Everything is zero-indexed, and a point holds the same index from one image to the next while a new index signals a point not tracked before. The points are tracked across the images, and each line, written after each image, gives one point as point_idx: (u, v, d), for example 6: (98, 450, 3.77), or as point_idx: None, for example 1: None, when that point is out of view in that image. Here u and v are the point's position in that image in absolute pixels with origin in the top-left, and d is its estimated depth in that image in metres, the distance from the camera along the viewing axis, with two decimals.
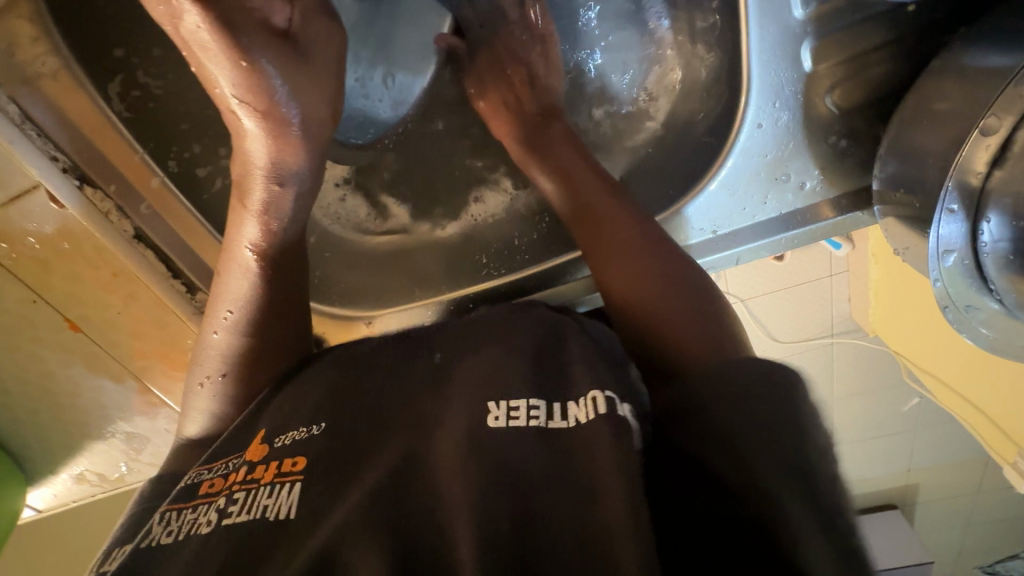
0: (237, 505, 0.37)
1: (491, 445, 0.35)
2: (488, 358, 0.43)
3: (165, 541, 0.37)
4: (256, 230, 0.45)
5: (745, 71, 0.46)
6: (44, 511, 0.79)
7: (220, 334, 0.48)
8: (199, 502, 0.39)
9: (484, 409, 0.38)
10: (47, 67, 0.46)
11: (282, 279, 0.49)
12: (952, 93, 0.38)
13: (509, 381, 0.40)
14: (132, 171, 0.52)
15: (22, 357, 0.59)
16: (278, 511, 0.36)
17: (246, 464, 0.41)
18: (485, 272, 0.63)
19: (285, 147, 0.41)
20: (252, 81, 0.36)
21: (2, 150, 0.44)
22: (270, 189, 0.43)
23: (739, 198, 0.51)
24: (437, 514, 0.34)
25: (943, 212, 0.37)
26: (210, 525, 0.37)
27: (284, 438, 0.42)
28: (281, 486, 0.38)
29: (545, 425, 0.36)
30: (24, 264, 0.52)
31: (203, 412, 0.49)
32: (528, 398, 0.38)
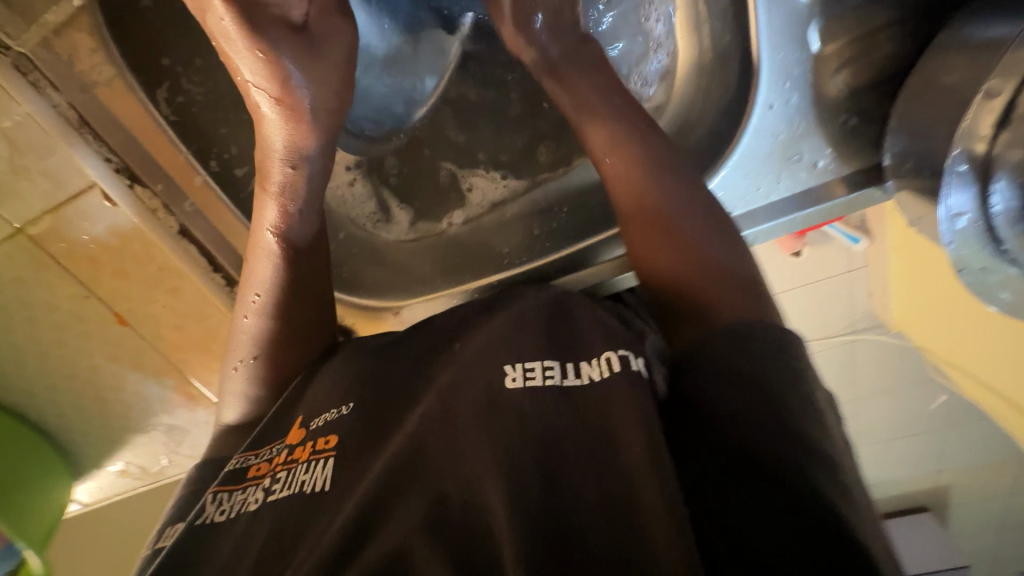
0: (280, 483, 0.40)
1: (507, 407, 0.38)
2: (498, 328, 0.44)
3: (219, 519, 0.40)
4: (275, 213, 0.48)
5: (755, 54, 0.47)
6: (88, 505, 0.83)
7: (250, 318, 0.51)
8: (247, 483, 0.42)
9: (500, 372, 0.40)
10: (103, 75, 0.50)
11: (304, 264, 0.51)
12: (959, 66, 0.40)
13: (524, 347, 0.42)
14: (179, 171, 0.54)
15: (74, 351, 0.63)
16: (317, 486, 0.39)
17: (287, 447, 0.43)
18: (507, 261, 0.65)
19: (301, 130, 0.44)
20: (272, 71, 0.40)
21: (64, 151, 0.50)
22: (288, 171, 0.46)
23: (754, 178, 0.53)
24: (465, 472, 0.36)
25: (952, 180, 0.38)
26: (257, 502, 0.40)
27: (317, 420, 0.44)
28: (317, 462, 0.40)
29: (560, 381, 0.39)
30: (78, 261, 0.56)
31: (239, 395, 0.51)
32: (543, 359, 0.40)
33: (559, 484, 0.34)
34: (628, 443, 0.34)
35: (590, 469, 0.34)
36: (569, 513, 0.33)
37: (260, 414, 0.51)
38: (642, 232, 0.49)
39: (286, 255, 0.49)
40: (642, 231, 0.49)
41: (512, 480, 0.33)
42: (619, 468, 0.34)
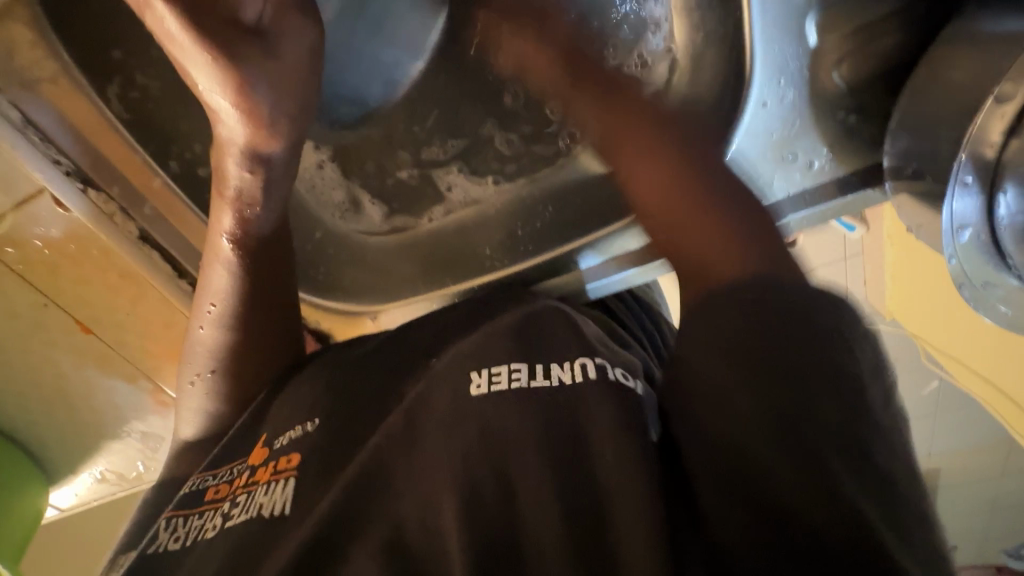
0: (238, 507, 0.37)
1: (476, 420, 0.35)
2: (474, 336, 0.41)
3: (172, 548, 0.37)
4: (232, 220, 0.45)
5: (746, 47, 0.43)
6: (66, 511, 0.81)
7: (205, 329, 0.48)
8: (206, 508, 0.39)
9: (466, 380, 0.37)
10: (46, 71, 0.46)
11: (264, 274, 0.48)
12: (966, 62, 0.37)
13: (491, 351, 0.38)
14: (135, 174, 0.52)
15: (37, 362, 0.60)
16: (276, 510, 0.36)
17: (249, 468, 0.40)
18: (489, 263, 0.62)
19: (258, 133, 0.41)
20: (230, 74, 0.37)
21: (7, 155, 0.46)
22: (243, 175, 0.43)
23: (747, 179, 0.48)
24: (428, 498, 0.33)
25: (958, 184, 0.37)
26: (215, 529, 0.37)
27: (282, 438, 0.42)
28: (277, 483, 0.38)
29: (527, 383, 0.35)
30: (33, 268, 0.53)
31: (196, 410, 0.49)
32: (509, 362, 0.37)
33: (522, 501, 0.31)
34: (606, 462, 0.31)
35: (559, 483, 0.31)
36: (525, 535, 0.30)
37: (218, 430, 0.49)
38: (637, 133, 0.46)
39: (241, 266, 0.47)
40: (637, 144, 0.45)
41: (472, 496, 0.32)
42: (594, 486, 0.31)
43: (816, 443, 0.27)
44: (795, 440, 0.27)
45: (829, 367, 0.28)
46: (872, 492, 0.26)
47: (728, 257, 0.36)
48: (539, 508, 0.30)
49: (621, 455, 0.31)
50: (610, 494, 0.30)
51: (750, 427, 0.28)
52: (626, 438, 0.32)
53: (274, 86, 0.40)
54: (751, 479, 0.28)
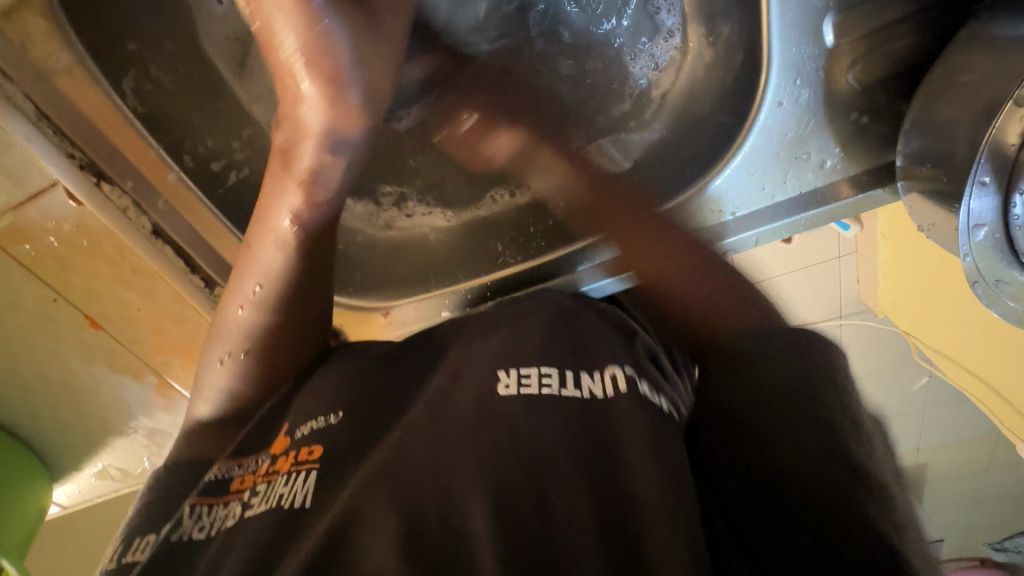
0: (258, 496, 0.38)
1: (506, 417, 0.36)
2: (502, 334, 0.43)
3: (197, 536, 0.37)
4: (298, 199, 0.45)
5: (765, 48, 0.45)
6: (69, 507, 0.80)
7: (244, 309, 0.48)
8: (229, 498, 0.39)
9: (494, 377, 0.38)
10: (61, 63, 0.45)
11: (315, 259, 0.48)
12: (979, 64, 0.38)
13: (520, 350, 0.40)
14: (150, 168, 0.52)
15: (45, 357, 0.59)
16: (295, 501, 0.36)
17: (270, 458, 0.41)
18: (502, 260, 0.63)
19: (343, 118, 0.42)
20: (317, 42, 0.39)
21: (18, 147, 0.45)
22: (321, 158, 0.43)
23: (759, 177, 0.51)
24: (449, 493, 0.33)
25: (974, 187, 0.37)
26: (235, 518, 0.37)
27: (303, 428, 0.42)
28: (297, 474, 0.38)
29: (558, 392, 0.37)
30: (43, 261, 0.53)
31: (214, 390, 0.47)
32: (540, 366, 0.38)
33: (557, 514, 0.31)
34: (635, 463, 0.33)
35: (584, 481, 0.33)
36: (554, 535, 0.30)
37: (239, 412, 0.47)
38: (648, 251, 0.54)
39: (284, 247, 0.47)
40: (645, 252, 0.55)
41: (505, 502, 0.31)
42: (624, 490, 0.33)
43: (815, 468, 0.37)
44: (809, 461, 0.37)
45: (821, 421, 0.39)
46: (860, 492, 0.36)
47: (708, 309, 0.51)
48: (574, 524, 0.31)
49: (653, 462, 0.33)
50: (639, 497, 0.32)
51: (767, 448, 0.38)
52: (650, 440, 0.34)
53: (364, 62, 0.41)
54: (763, 480, 0.37)
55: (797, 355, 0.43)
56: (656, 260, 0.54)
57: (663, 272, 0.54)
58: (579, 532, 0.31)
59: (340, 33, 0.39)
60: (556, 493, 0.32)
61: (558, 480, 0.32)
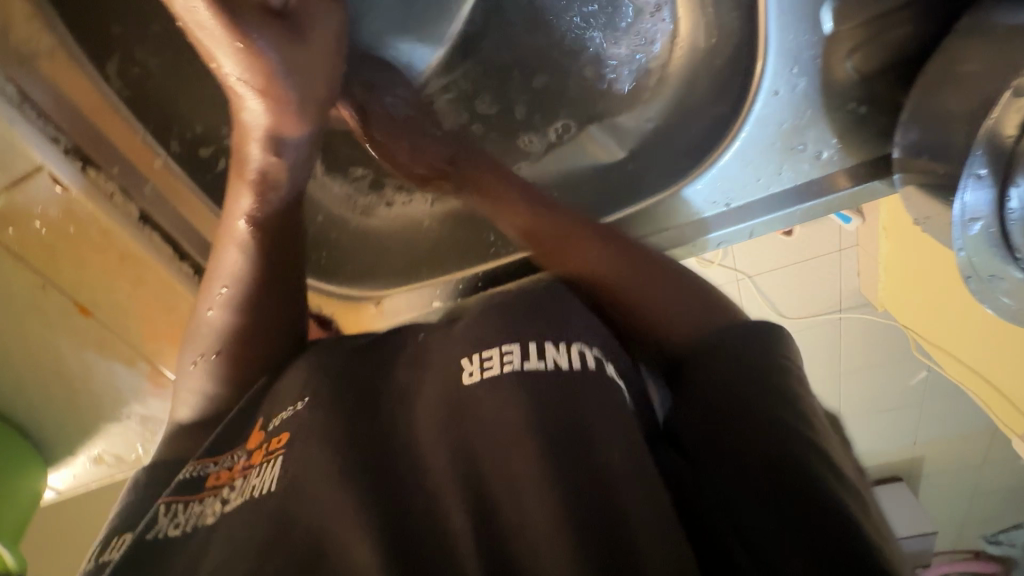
0: (235, 491, 0.38)
1: (470, 407, 0.35)
2: (465, 321, 0.41)
3: (172, 534, 0.37)
4: (251, 202, 0.45)
5: (762, 34, 0.44)
6: (64, 493, 0.80)
7: (213, 311, 0.48)
8: (205, 494, 0.39)
9: (458, 365, 0.37)
10: (43, 45, 0.45)
11: (281, 255, 0.48)
12: (978, 53, 0.37)
13: (482, 333, 0.38)
14: (135, 151, 0.51)
15: (35, 344, 0.59)
16: (265, 488, 0.36)
17: (245, 453, 0.40)
18: (494, 250, 0.62)
19: (286, 122, 0.41)
20: (252, 64, 0.36)
21: (6, 134, 0.44)
22: (267, 159, 0.43)
23: (753, 168, 0.50)
24: (424, 486, 0.33)
25: (972, 178, 0.36)
26: (214, 515, 0.37)
27: (275, 419, 0.41)
28: (268, 462, 0.38)
29: (520, 367, 0.35)
30: (31, 248, 0.52)
31: (194, 393, 0.48)
32: (501, 345, 0.37)
33: (524, 499, 0.30)
34: (605, 448, 0.32)
35: (557, 460, 0.31)
36: (523, 528, 0.30)
37: (216, 413, 0.48)
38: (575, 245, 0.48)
39: (247, 243, 0.46)
40: (578, 250, 0.48)
41: (472, 487, 0.32)
42: (604, 473, 0.31)
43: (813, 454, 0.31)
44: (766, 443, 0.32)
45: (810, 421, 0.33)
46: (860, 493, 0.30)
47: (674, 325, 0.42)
48: (540, 506, 0.30)
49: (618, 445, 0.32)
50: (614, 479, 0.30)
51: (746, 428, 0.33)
52: (619, 424, 0.33)
53: (297, 73, 0.39)
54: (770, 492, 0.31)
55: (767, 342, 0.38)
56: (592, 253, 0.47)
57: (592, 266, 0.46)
58: (549, 515, 0.29)
59: (272, 54, 0.37)
60: (528, 481, 0.30)
61: (529, 466, 0.31)
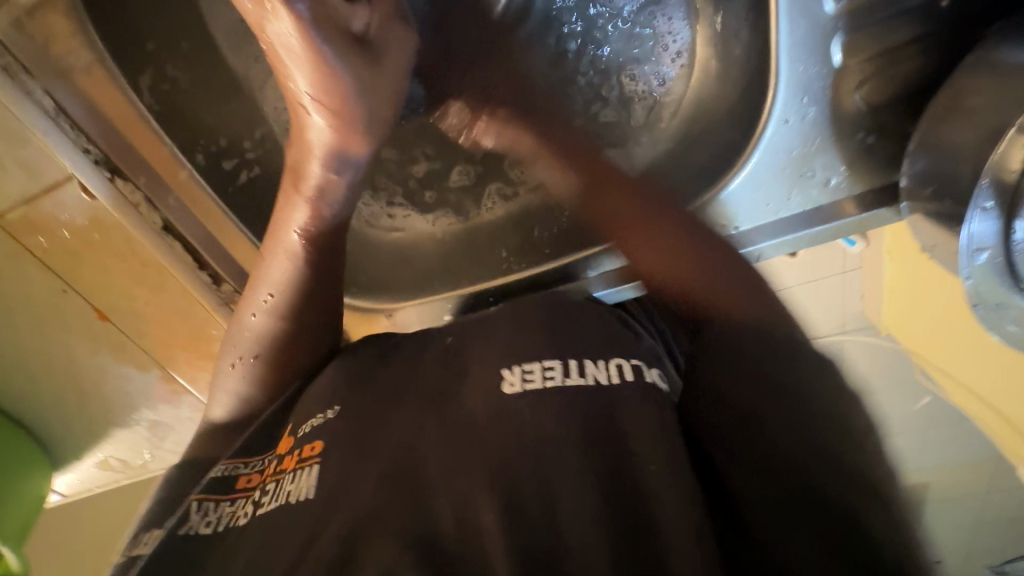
0: (268, 495, 0.40)
1: (512, 416, 0.38)
2: (500, 331, 0.45)
3: (204, 531, 0.39)
4: (305, 214, 0.47)
5: (773, 63, 0.45)
6: (69, 496, 0.81)
7: (257, 316, 0.49)
8: (236, 495, 0.41)
9: (498, 376, 0.40)
10: (81, 60, 0.46)
11: (326, 272, 0.49)
12: (985, 89, 0.38)
13: (521, 349, 0.42)
14: (163, 165, 0.52)
15: (54, 347, 0.61)
16: (303, 495, 0.38)
17: (277, 457, 0.43)
18: (506, 266, 0.63)
19: (352, 139, 0.44)
20: (325, 80, 0.40)
21: (36, 142, 0.47)
22: (326, 176, 0.45)
23: (764, 193, 0.51)
24: (461, 491, 0.35)
25: (977, 211, 0.36)
26: (245, 516, 0.39)
27: (305, 425, 0.44)
28: (302, 470, 0.40)
29: (562, 382, 0.39)
30: (57, 254, 0.54)
31: (230, 392, 0.49)
32: (543, 359, 0.40)
33: (563, 508, 0.33)
34: (646, 459, 0.34)
35: (595, 479, 0.33)
36: (564, 542, 0.31)
37: (250, 415, 0.48)
38: (643, 234, 0.52)
39: (295, 253, 0.48)
40: (644, 241, 0.52)
41: (518, 509, 0.33)
42: (642, 487, 0.33)
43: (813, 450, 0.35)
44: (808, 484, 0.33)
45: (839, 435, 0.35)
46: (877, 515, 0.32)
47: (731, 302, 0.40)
48: (583, 522, 0.32)
49: (671, 486, 0.33)
50: (653, 500, 0.33)
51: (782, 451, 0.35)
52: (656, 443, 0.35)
53: (369, 94, 0.43)
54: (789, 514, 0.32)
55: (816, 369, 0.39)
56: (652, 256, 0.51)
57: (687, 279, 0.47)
58: (593, 538, 0.31)
59: (347, 74, 0.40)
60: (570, 489, 0.33)
61: (575, 479, 0.33)
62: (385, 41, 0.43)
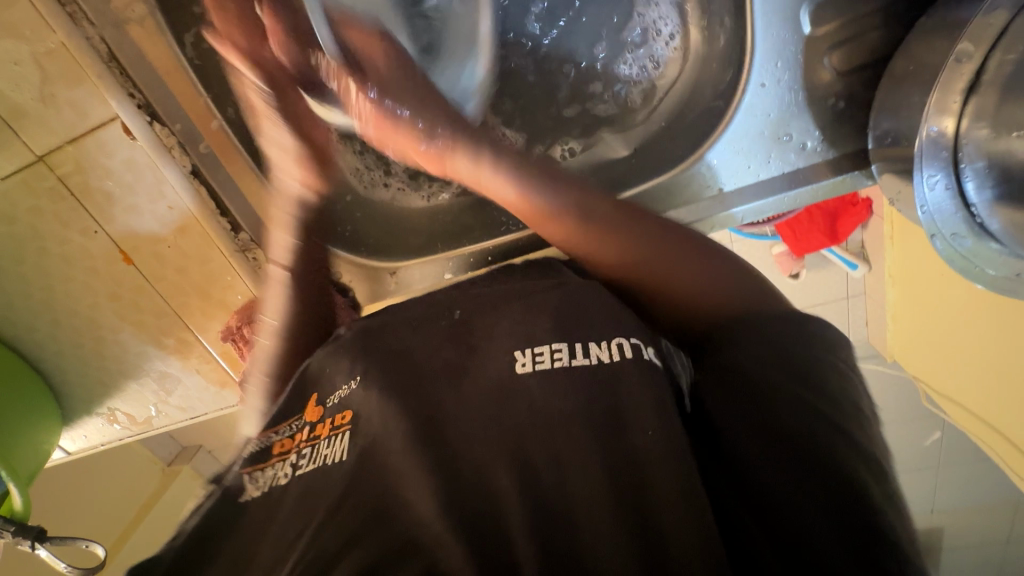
0: (305, 458, 0.43)
1: (519, 390, 0.41)
2: (511, 316, 0.48)
3: (254, 494, 0.43)
4: (260, 94, 0.55)
5: (749, 29, 0.50)
6: (74, 454, 0.83)
7: (282, 266, 0.61)
8: (272, 460, 0.45)
9: (511, 358, 0.44)
10: (136, 13, 0.53)
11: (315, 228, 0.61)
12: (940, 46, 0.42)
13: (533, 334, 0.45)
14: (198, 113, 0.58)
15: (79, 287, 0.65)
16: (336, 457, 0.41)
17: (308, 424, 0.46)
18: (504, 228, 0.67)
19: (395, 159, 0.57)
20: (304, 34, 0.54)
21: (90, 80, 0.52)
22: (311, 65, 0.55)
23: (744, 156, 0.54)
24: (476, 457, 0.38)
25: (927, 149, 0.40)
26: (285, 477, 0.43)
27: (332, 397, 0.48)
28: (336, 436, 0.43)
29: (568, 363, 0.41)
30: (92, 193, 0.59)
31: (266, 351, 0.60)
32: (552, 343, 0.43)
33: (570, 481, 0.34)
34: (643, 426, 0.36)
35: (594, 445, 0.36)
36: (572, 496, 0.34)
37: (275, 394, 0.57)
38: (683, 258, 0.51)
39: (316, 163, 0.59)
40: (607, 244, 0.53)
41: (528, 470, 0.36)
42: (631, 446, 0.36)
43: (830, 428, 0.36)
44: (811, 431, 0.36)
45: (823, 394, 0.38)
46: (876, 479, 0.34)
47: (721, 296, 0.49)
48: (583, 479, 0.34)
49: (651, 422, 0.36)
50: (651, 459, 0.34)
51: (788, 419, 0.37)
52: (656, 406, 0.37)
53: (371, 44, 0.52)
54: (790, 477, 0.34)
55: (813, 337, 0.43)
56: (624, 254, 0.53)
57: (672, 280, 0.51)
58: (592, 491, 0.34)
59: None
60: (573, 453, 0.36)
61: (578, 446, 0.36)
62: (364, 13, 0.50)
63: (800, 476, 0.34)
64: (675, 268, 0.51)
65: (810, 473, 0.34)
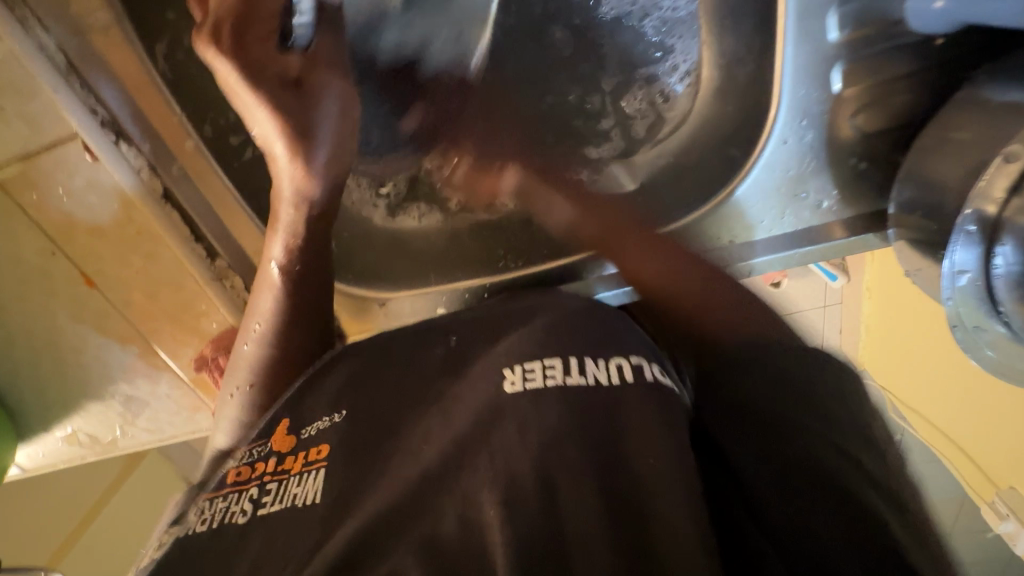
0: (271, 495, 0.39)
1: (508, 415, 0.36)
2: (502, 342, 0.43)
3: (199, 529, 0.39)
4: (281, 248, 0.49)
5: (777, 85, 0.47)
6: (30, 470, 0.77)
7: (280, 267, 0.50)
8: (228, 492, 0.41)
9: (500, 376, 0.39)
10: (100, 21, 0.47)
11: (306, 298, 0.51)
12: (973, 123, 0.40)
13: (521, 350, 0.40)
14: (169, 131, 0.53)
15: (33, 307, 0.59)
16: (310, 499, 0.38)
17: (275, 454, 0.42)
18: (502, 263, 0.64)
19: (306, 174, 0.46)
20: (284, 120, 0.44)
21: (45, 95, 0.46)
22: (292, 210, 0.48)
23: (759, 210, 0.52)
24: (462, 489, 0.34)
25: (960, 238, 0.39)
26: (244, 515, 0.38)
27: (311, 428, 0.43)
28: (309, 474, 0.39)
29: (563, 381, 0.37)
30: (48, 212, 0.53)
31: (249, 360, 0.51)
32: (544, 358, 0.38)
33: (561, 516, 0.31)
34: (642, 454, 0.33)
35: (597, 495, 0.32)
36: (566, 537, 0.30)
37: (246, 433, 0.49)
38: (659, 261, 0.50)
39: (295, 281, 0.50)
40: (639, 254, 0.52)
41: (512, 490, 0.32)
42: (637, 492, 0.32)
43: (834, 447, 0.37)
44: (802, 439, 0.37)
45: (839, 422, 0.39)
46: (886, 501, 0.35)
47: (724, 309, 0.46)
48: (579, 520, 0.31)
49: (656, 449, 0.33)
50: (672, 521, 0.30)
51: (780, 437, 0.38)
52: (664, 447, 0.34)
53: (314, 113, 0.46)
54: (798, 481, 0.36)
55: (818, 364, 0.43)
56: (653, 263, 0.51)
57: (685, 294, 0.48)
58: (590, 546, 0.30)
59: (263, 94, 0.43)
60: (567, 496, 0.32)
61: (576, 486, 0.32)
62: (314, 82, 0.46)
63: (773, 462, 0.37)
64: (705, 301, 0.47)
65: (837, 516, 0.34)
